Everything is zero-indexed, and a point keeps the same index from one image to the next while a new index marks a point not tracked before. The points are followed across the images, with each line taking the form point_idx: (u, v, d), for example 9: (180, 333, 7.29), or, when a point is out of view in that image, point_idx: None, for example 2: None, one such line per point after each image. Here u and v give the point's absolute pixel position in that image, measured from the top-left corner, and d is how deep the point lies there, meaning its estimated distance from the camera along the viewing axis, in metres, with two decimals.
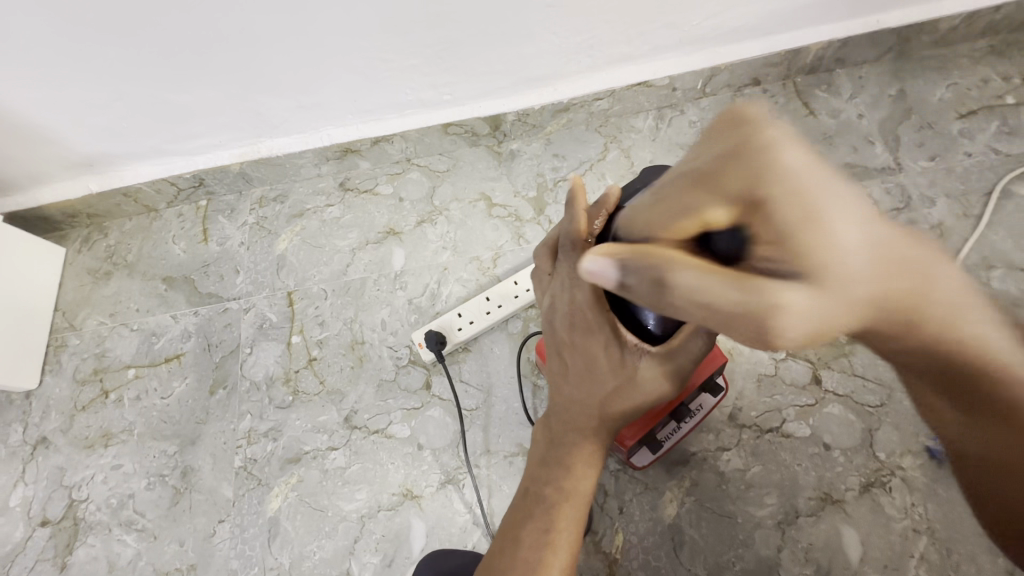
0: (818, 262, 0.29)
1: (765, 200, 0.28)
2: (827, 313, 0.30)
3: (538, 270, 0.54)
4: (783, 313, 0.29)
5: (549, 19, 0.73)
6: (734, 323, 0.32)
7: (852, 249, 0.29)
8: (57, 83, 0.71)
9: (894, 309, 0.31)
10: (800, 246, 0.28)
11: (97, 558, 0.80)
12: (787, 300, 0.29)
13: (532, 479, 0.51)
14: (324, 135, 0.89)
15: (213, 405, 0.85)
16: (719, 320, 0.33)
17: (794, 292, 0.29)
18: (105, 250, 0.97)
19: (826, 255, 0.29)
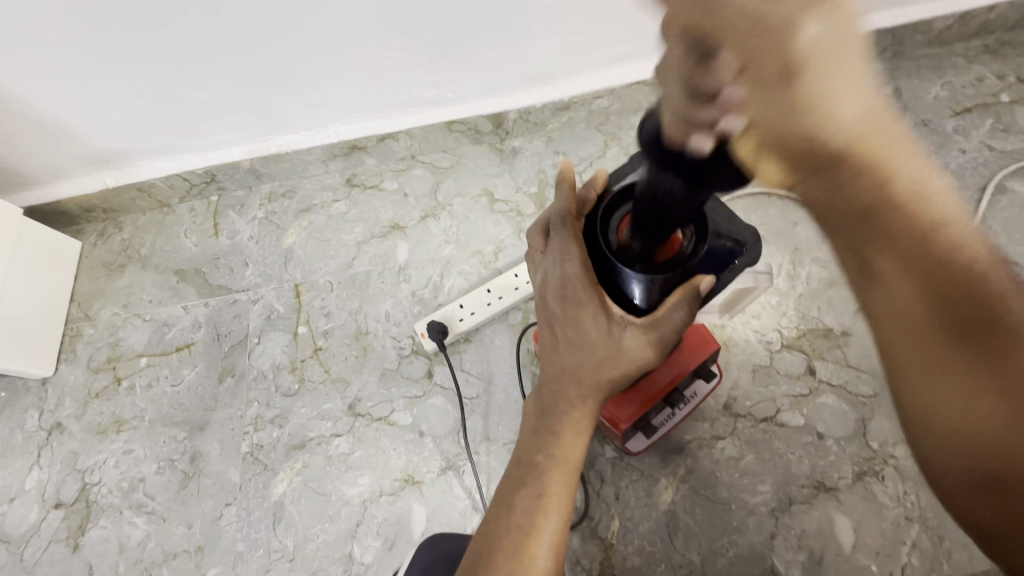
0: (837, 12, 0.29)
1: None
2: (828, 59, 0.29)
3: (530, 249, 0.56)
4: (792, 32, 0.28)
5: (550, 19, 0.76)
6: (771, 48, 0.28)
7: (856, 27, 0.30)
8: (80, 81, 0.74)
9: (869, 127, 0.33)
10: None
11: (108, 539, 0.83)
12: (799, 21, 0.28)
13: (524, 449, 0.53)
14: (332, 132, 0.92)
15: (221, 392, 0.88)
16: (755, 41, 0.28)
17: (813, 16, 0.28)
18: (119, 243, 1.00)
19: (837, 11, 0.29)
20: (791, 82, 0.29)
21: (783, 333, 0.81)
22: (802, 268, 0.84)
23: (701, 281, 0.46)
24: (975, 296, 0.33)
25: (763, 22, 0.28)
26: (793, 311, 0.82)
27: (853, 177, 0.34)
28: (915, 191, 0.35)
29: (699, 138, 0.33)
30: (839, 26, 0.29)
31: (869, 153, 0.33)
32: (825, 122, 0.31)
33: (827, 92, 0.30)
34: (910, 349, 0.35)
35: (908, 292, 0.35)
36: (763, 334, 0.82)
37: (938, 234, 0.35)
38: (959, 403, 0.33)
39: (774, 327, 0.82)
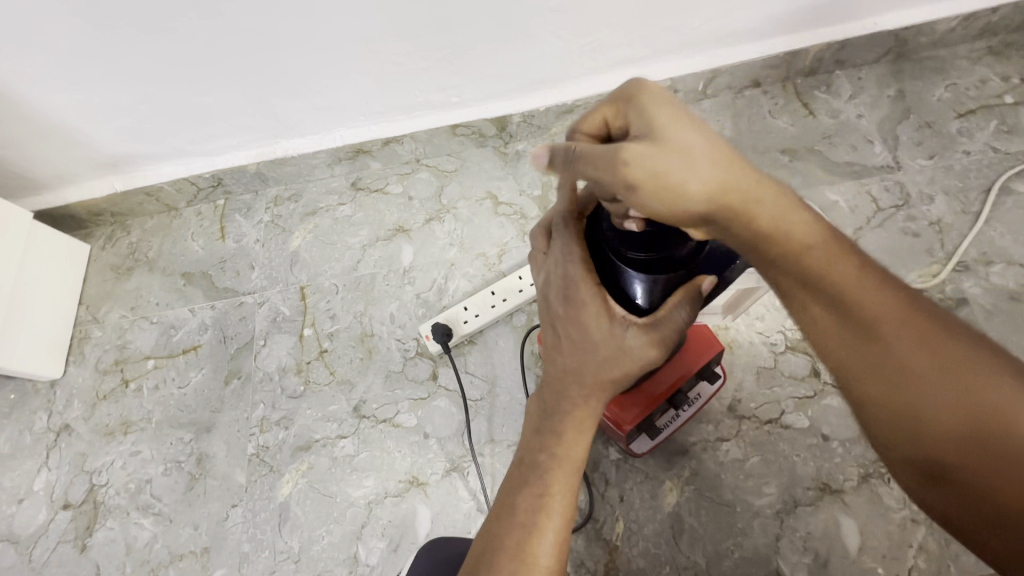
0: (661, 135, 0.41)
1: (636, 97, 0.43)
2: (652, 162, 0.40)
3: (533, 250, 0.57)
4: (621, 160, 0.40)
5: (553, 23, 0.76)
6: (614, 164, 0.40)
7: (690, 131, 0.41)
8: (90, 87, 0.75)
9: (723, 188, 0.41)
10: (648, 124, 0.42)
11: (115, 540, 0.83)
12: (623, 151, 0.40)
13: (527, 448, 0.53)
14: (337, 136, 0.92)
15: (227, 394, 0.89)
16: (608, 171, 0.41)
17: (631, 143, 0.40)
18: (127, 247, 1.01)
19: (663, 132, 0.41)
20: (636, 182, 0.40)
21: (788, 334, 0.81)
22: None
23: (704, 281, 0.47)
24: (881, 319, 0.40)
25: (606, 158, 0.41)
26: None
27: (733, 229, 0.42)
28: (810, 235, 0.42)
29: (629, 222, 0.47)
30: (653, 142, 0.41)
31: (737, 209, 0.41)
32: (680, 198, 0.41)
33: (673, 180, 0.40)
34: (845, 360, 0.42)
35: (824, 313, 0.42)
36: (767, 336, 0.82)
37: (815, 262, 0.42)
38: (903, 403, 0.40)
39: (778, 328, 0.82)
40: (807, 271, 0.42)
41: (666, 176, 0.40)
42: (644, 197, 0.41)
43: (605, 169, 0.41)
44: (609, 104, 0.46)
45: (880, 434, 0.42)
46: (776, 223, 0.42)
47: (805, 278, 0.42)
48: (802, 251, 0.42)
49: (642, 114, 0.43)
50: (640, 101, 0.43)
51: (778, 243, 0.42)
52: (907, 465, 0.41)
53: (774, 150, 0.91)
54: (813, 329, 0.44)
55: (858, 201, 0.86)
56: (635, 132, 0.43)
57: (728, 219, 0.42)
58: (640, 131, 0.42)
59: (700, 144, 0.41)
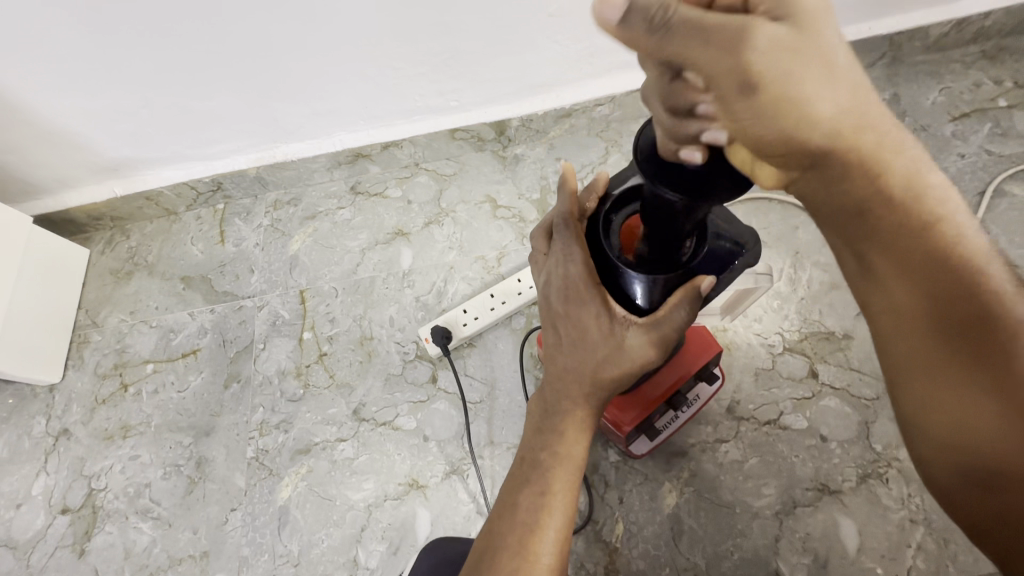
0: (803, 24, 0.32)
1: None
2: (784, 57, 0.31)
3: (534, 251, 0.57)
4: (752, 43, 0.31)
5: (551, 28, 0.77)
6: (736, 49, 0.31)
7: (834, 36, 0.33)
8: (91, 92, 0.76)
9: (854, 120, 0.34)
10: (784, 8, 0.33)
11: (114, 544, 0.83)
12: (758, 34, 0.31)
13: (529, 448, 0.53)
14: (337, 140, 0.93)
15: (227, 398, 0.89)
16: (722, 59, 0.31)
17: (766, 25, 0.31)
18: (126, 251, 1.01)
19: (803, 24, 0.32)
20: (759, 87, 0.31)
21: (785, 336, 0.82)
22: (803, 272, 0.84)
23: (704, 281, 0.46)
24: (972, 298, 0.36)
25: (729, 37, 0.30)
26: (794, 314, 0.82)
27: (841, 177, 0.36)
28: (918, 199, 0.37)
29: (688, 151, 0.35)
30: (796, 31, 0.32)
31: (855, 160, 0.35)
32: (801, 119, 0.32)
33: (803, 92, 0.32)
34: (917, 345, 0.38)
35: (906, 292, 0.38)
36: (765, 337, 0.82)
37: (915, 230, 0.37)
38: (963, 399, 0.36)
39: (776, 329, 0.82)
40: (904, 247, 0.37)
41: (796, 81, 0.32)
42: (756, 110, 0.32)
43: (719, 48, 0.31)
44: None
45: (928, 420, 0.38)
46: (891, 178, 0.36)
47: (899, 255, 0.37)
48: (905, 222, 0.37)
49: None
50: None
51: (882, 205, 0.36)
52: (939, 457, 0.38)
53: None
54: (880, 300, 0.39)
55: None
56: (757, 14, 0.33)
57: (842, 157, 0.34)
58: (773, 15, 0.33)
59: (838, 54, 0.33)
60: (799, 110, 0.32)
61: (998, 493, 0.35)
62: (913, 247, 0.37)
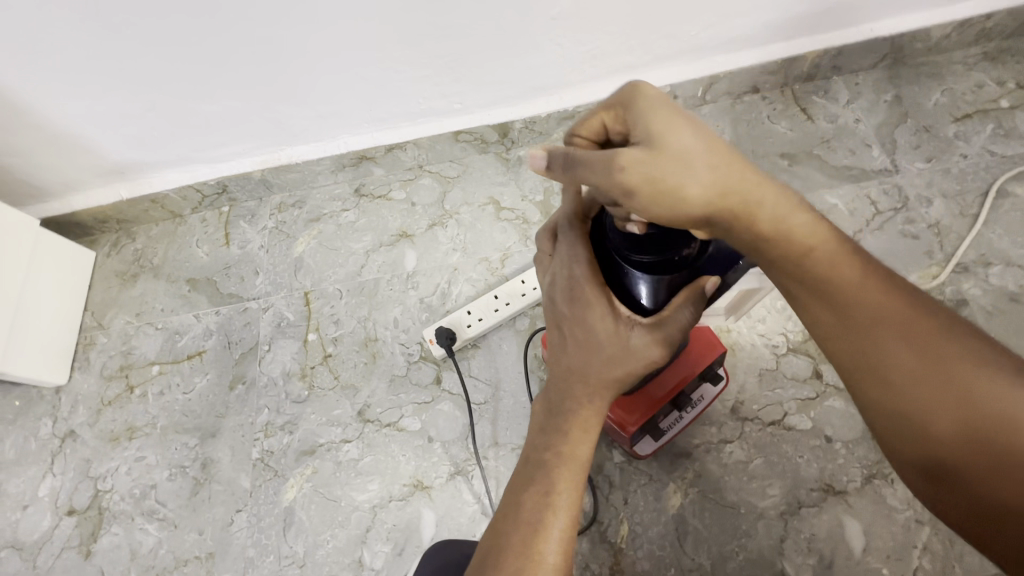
0: (660, 140, 0.41)
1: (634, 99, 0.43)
2: (650, 165, 0.41)
3: (538, 252, 0.58)
4: (619, 164, 0.41)
5: (554, 31, 0.77)
6: (610, 170, 0.41)
7: (689, 135, 0.42)
8: (97, 95, 0.76)
9: (724, 189, 0.42)
10: (645, 129, 0.42)
11: (120, 545, 0.83)
12: (622, 157, 0.41)
13: (533, 447, 0.54)
14: (341, 143, 0.93)
15: (232, 399, 0.89)
16: (604, 176, 0.42)
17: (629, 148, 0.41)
18: (132, 254, 1.02)
19: (661, 139, 0.41)
20: (635, 189, 0.41)
21: (789, 337, 0.82)
22: None
23: (708, 281, 0.48)
24: (871, 312, 0.42)
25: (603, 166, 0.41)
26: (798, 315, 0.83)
27: (734, 230, 0.43)
28: (813, 235, 0.43)
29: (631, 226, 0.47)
30: (652, 146, 0.41)
31: (741, 211, 0.43)
32: (680, 201, 0.42)
33: (675, 181, 0.41)
34: (846, 356, 0.43)
35: (822, 311, 0.44)
36: (768, 338, 0.82)
37: (815, 260, 0.43)
38: (898, 399, 0.41)
39: (780, 330, 0.82)
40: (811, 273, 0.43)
41: (666, 176, 0.41)
42: (642, 203, 0.42)
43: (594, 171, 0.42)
44: (608, 109, 0.46)
45: (878, 424, 0.43)
46: (775, 222, 0.43)
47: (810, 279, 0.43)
48: (803, 256, 0.43)
49: (640, 114, 0.42)
50: (641, 100, 0.43)
51: (778, 243, 0.43)
52: (900, 458, 0.42)
53: (773, 154, 0.92)
54: (808, 321, 0.45)
55: (857, 204, 0.87)
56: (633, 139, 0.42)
57: (728, 220, 0.43)
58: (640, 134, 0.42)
59: (698, 149, 0.42)
60: (675, 194, 0.41)
61: (957, 480, 0.39)
62: (815, 273, 0.43)
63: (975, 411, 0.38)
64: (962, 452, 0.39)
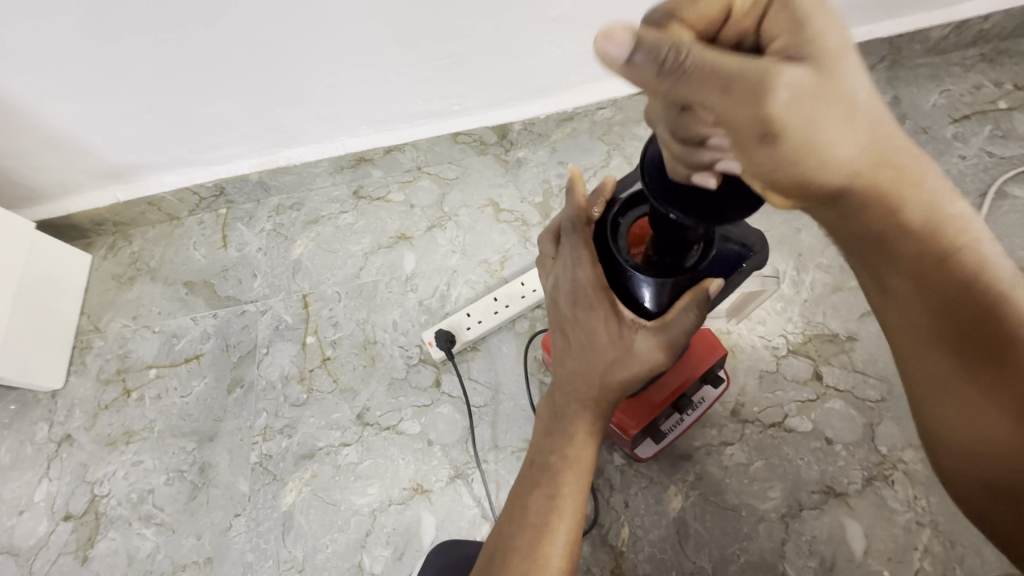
0: (825, 73, 0.35)
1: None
2: (805, 104, 0.34)
3: (541, 255, 0.58)
4: (774, 90, 0.33)
5: (553, 33, 0.77)
6: (752, 96, 0.33)
7: (856, 75, 0.36)
8: (94, 98, 0.76)
9: (873, 156, 0.37)
10: (807, 53, 0.35)
11: (117, 551, 0.83)
12: (779, 83, 0.33)
13: (537, 451, 0.53)
14: (339, 145, 0.93)
15: (230, 403, 0.88)
16: (742, 102, 0.33)
17: (790, 72, 0.34)
18: (128, 256, 1.01)
19: (826, 71, 0.35)
20: (779, 133, 0.34)
21: (789, 339, 0.82)
22: (806, 274, 0.85)
23: (711, 284, 0.47)
24: (987, 312, 0.38)
25: (749, 88, 0.33)
26: (798, 316, 0.83)
27: (865, 209, 0.39)
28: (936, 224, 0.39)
29: (701, 175, 0.36)
30: (817, 78, 0.35)
31: (881, 184, 0.38)
32: (823, 164, 0.36)
33: (825, 134, 0.35)
34: (931, 355, 0.40)
35: (917, 303, 0.40)
36: (768, 340, 0.82)
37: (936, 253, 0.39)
38: (972, 411, 0.39)
39: (780, 332, 0.82)
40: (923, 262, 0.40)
41: (817, 126, 0.34)
42: (767, 155, 0.35)
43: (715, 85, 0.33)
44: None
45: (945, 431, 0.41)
46: (911, 206, 0.39)
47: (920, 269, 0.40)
48: (918, 246, 0.40)
49: (799, 32, 0.36)
50: (796, 9, 0.36)
51: (904, 229, 0.39)
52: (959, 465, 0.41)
53: None
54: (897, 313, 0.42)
55: None
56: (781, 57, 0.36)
57: (863, 195, 0.38)
58: (790, 51, 0.36)
59: (861, 99, 0.36)
60: (819, 154, 0.35)
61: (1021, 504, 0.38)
62: (931, 264, 0.40)
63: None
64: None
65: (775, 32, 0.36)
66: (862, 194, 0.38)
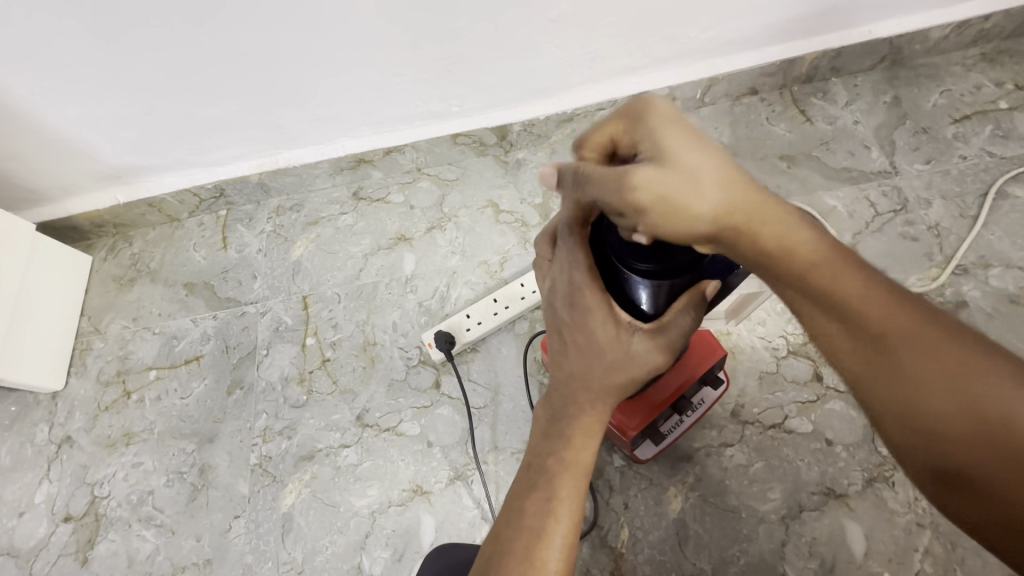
0: (670, 157, 0.42)
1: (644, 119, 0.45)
2: (660, 183, 0.41)
3: (538, 257, 0.58)
4: (632, 181, 0.41)
5: (553, 34, 0.77)
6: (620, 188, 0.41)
7: (696, 150, 0.42)
8: (94, 99, 0.76)
9: (732, 203, 0.42)
10: (657, 148, 0.43)
11: (117, 552, 0.83)
12: (634, 174, 0.41)
13: (535, 454, 0.53)
14: (339, 146, 0.93)
15: (230, 404, 0.89)
16: (613, 196, 0.42)
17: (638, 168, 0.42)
18: (129, 258, 1.01)
19: (672, 155, 0.42)
20: (648, 208, 0.41)
21: (789, 340, 0.81)
22: None
23: (708, 285, 0.48)
24: (877, 318, 0.40)
25: (614, 184, 0.42)
26: None
27: (740, 242, 0.42)
28: (804, 241, 0.42)
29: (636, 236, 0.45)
30: (663, 164, 0.42)
31: (742, 223, 0.42)
32: (691, 218, 0.42)
33: (682, 200, 0.41)
34: (853, 365, 0.41)
35: (822, 316, 0.42)
36: (768, 341, 0.82)
37: (817, 269, 0.41)
38: (912, 409, 0.39)
39: (780, 333, 0.82)
40: (816, 284, 0.41)
41: (677, 196, 0.41)
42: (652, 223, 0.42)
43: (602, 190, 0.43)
44: (617, 120, 0.47)
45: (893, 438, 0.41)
46: (780, 231, 0.42)
47: (815, 292, 0.41)
48: (799, 263, 0.41)
49: (650, 133, 0.44)
50: (648, 118, 0.44)
51: (780, 253, 0.42)
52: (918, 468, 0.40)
53: (773, 156, 0.92)
54: (814, 331, 0.43)
55: (856, 206, 0.87)
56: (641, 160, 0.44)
57: (735, 232, 0.42)
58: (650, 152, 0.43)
59: (709, 164, 0.42)
60: (688, 215, 0.42)
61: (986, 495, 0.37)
62: (809, 280, 0.41)
63: (991, 419, 0.36)
64: (978, 459, 0.36)
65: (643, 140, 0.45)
66: (737, 228, 0.42)
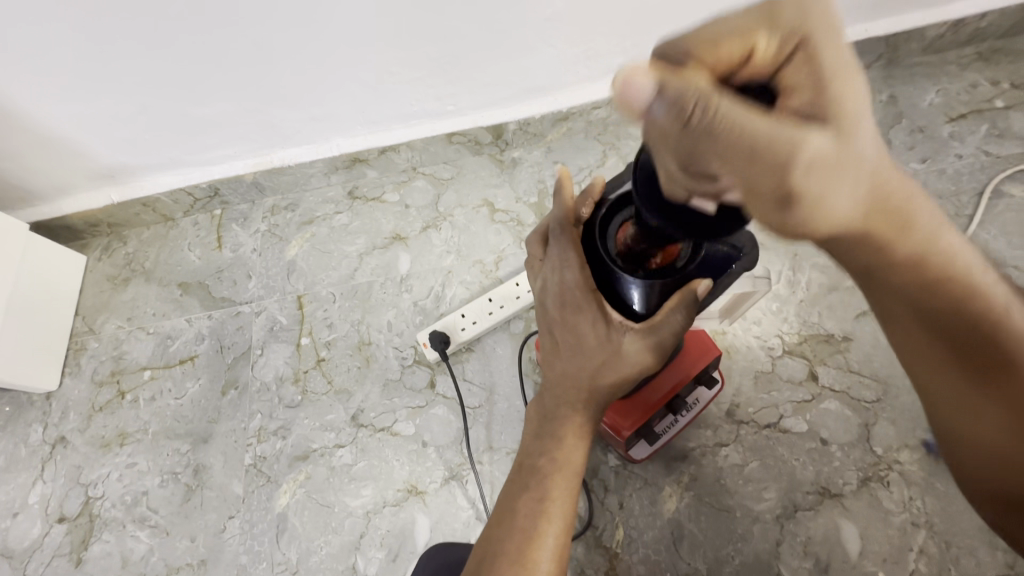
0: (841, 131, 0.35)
1: (815, 52, 0.36)
2: (823, 164, 0.35)
3: (530, 257, 0.57)
4: (800, 153, 0.33)
5: (547, 32, 0.77)
6: (765, 155, 0.33)
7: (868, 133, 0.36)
8: (88, 99, 0.76)
9: (872, 208, 0.39)
10: (824, 111, 0.35)
11: (111, 553, 0.82)
12: (806, 147, 0.34)
13: (527, 454, 0.53)
14: (334, 145, 0.93)
15: (224, 404, 0.88)
16: (756, 167, 0.33)
17: (815, 136, 0.34)
18: (123, 258, 1.01)
19: (844, 129, 0.35)
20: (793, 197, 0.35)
21: (784, 339, 0.81)
22: (801, 275, 0.84)
23: (699, 284, 0.47)
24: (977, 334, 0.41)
25: (779, 154, 0.33)
26: (794, 316, 0.82)
27: (862, 248, 0.41)
28: (928, 259, 0.41)
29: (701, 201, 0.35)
30: (835, 140, 0.35)
31: (879, 227, 0.40)
32: (830, 220, 0.38)
33: (830, 195, 0.36)
34: (931, 375, 0.44)
35: (914, 326, 0.44)
36: (764, 341, 0.82)
37: (934, 286, 0.41)
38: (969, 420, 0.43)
39: (776, 332, 0.82)
40: (924, 299, 0.42)
41: (825, 189, 0.36)
42: (777, 211, 0.36)
43: (728, 146, 0.33)
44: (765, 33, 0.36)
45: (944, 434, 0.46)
46: (910, 245, 0.41)
47: (917, 304, 0.42)
48: (913, 277, 0.41)
49: (819, 89, 0.35)
50: (819, 60, 0.36)
51: (890, 268, 0.42)
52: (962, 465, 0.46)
53: None
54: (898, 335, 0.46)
55: None
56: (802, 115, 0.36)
57: (863, 237, 0.40)
58: (812, 106, 0.36)
59: (870, 156, 0.37)
60: (825, 215, 0.37)
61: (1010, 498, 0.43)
62: (923, 293, 0.42)
63: None
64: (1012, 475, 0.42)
65: (796, 80, 0.36)
66: (863, 235, 0.40)
